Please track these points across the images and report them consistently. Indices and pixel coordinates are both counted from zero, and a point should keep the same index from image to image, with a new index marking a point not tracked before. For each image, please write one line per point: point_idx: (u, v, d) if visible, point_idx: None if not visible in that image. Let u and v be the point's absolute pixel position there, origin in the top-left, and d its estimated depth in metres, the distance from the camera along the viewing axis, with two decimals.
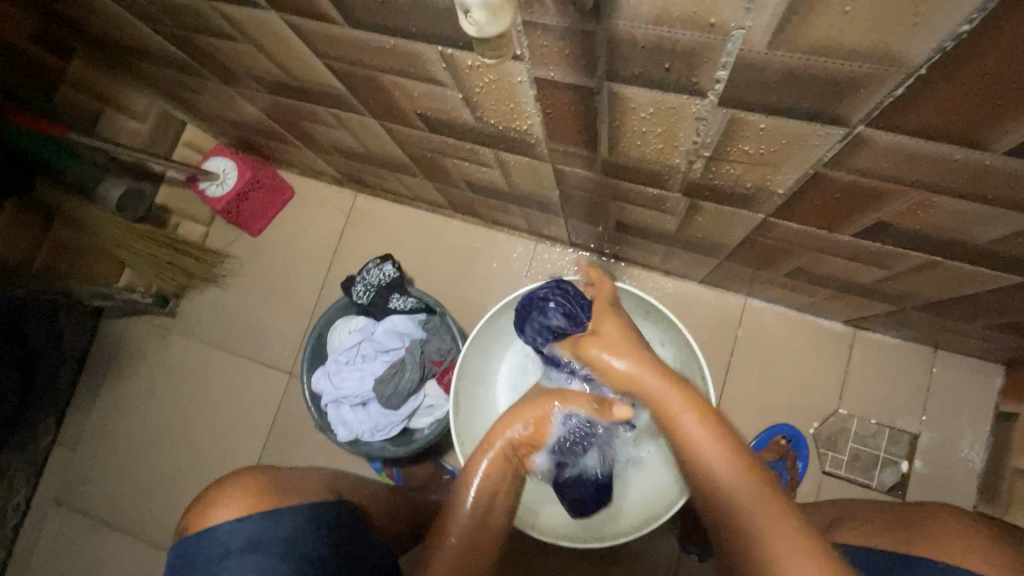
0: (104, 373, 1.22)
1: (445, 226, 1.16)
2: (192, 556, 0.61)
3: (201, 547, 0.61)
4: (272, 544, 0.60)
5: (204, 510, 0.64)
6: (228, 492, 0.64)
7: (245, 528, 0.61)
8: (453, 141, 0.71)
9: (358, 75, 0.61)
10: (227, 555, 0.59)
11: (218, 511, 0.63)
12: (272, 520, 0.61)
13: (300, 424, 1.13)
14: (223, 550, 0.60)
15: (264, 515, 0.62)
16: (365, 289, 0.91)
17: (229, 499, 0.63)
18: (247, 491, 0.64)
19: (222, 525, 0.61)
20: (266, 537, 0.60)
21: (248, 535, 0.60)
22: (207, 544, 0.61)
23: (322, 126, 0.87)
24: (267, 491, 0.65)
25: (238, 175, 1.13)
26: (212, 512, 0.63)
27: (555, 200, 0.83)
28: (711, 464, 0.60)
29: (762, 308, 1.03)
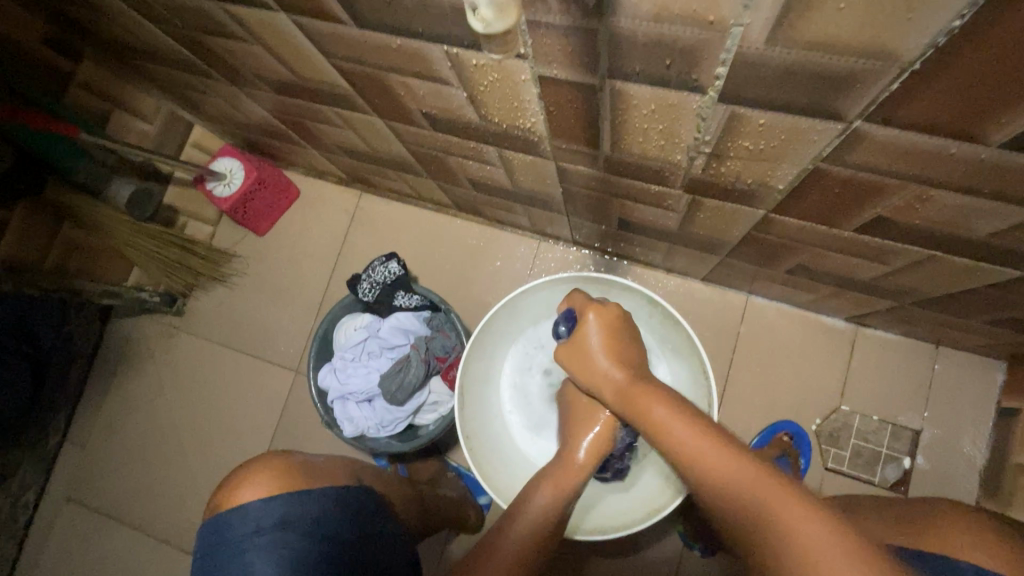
0: (113, 371, 1.23)
1: (449, 225, 1.17)
2: (220, 533, 0.61)
3: (230, 524, 0.61)
4: (302, 524, 0.61)
5: (226, 493, 0.65)
6: (255, 472, 0.65)
7: (275, 507, 0.62)
8: (457, 139, 0.72)
9: (364, 74, 0.62)
10: (257, 533, 0.60)
11: (246, 490, 0.63)
12: (303, 502, 0.63)
13: (306, 422, 1.14)
14: (254, 528, 0.61)
15: (294, 495, 0.63)
16: (371, 287, 0.91)
17: (256, 479, 0.64)
18: (273, 472, 0.65)
19: (251, 503, 0.62)
20: (298, 516, 0.62)
21: (275, 515, 0.61)
22: (237, 522, 0.61)
23: (328, 125, 0.88)
24: (295, 474, 0.66)
25: (245, 175, 1.14)
26: (240, 490, 0.63)
27: (558, 199, 0.84)
28: (685, 452, 0.56)
29: (764, 305, 1.04)
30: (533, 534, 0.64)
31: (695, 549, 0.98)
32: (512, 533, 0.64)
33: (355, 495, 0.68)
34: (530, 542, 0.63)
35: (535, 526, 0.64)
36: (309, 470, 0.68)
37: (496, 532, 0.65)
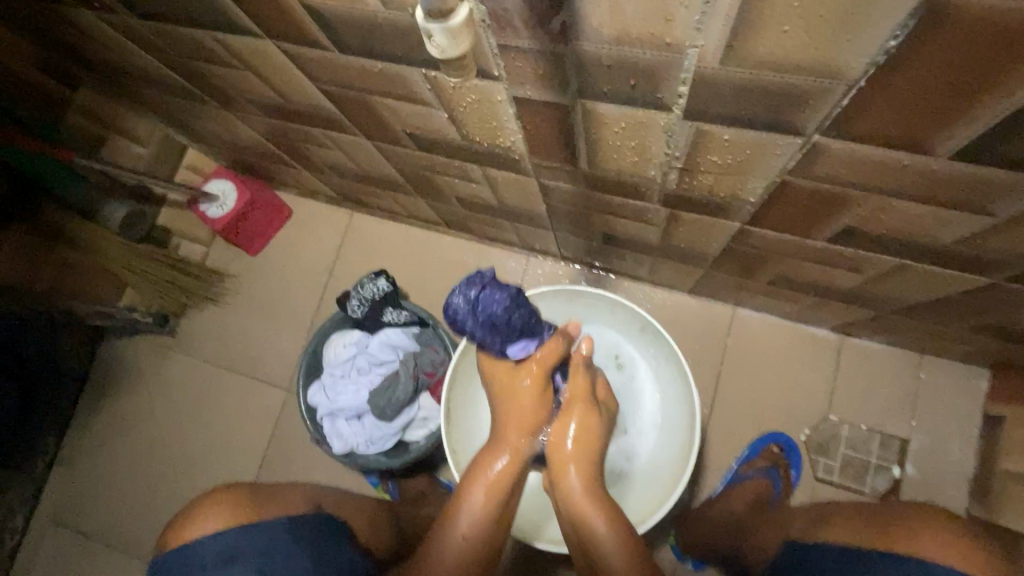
0: (104, 392, 1.23)
1: (439, 242, 1.19)
2: (168, 572, 0.62)
3: (177, 561, 0.62)
4: (249, 555, 0.61)
5: (183, 523, 0.65)
6: (205, 506, 0.65)
7: (223, 540, 0.62)
8: (442, 158, 0.74)
9: (350, 97, 0.65)
10: (200, 570, 0.60)
11: (191, 526, 0.64)
12: (250, 536, 0.63)
13: (297, 441, 1.14)
14: (198, 564, 0.61)
15: (240, 529, 0.63)
16: (359, 304, 0.92)
17: (201, 514, 0.64)
18: (223, 504, 0.66)
19: (198, 540, 0.62)
20: (242, 550, 0.62)
21: (221, 549, 0.62)
22: (184, 558, 0.62)
23: (318, 146, 0.90)
24: (241, 506, 0.66)
25: (237, 196, 1.15)
26: (185, 525, 0.64)
27: (543, 215, 0.86)
28: (604, 547, 0.67)
29: (749, 316, 1.05)
30: (495, 500, 0.71)
31: (686, 563, 0.99)
32: (473, 500, 0.70)
33: (309, 527, 0.68)
34: (492, 509, 0.70)
35: (493, 495, 0.71)
36: (261, 501, 0.68)
37: (459, 501, 0.71)
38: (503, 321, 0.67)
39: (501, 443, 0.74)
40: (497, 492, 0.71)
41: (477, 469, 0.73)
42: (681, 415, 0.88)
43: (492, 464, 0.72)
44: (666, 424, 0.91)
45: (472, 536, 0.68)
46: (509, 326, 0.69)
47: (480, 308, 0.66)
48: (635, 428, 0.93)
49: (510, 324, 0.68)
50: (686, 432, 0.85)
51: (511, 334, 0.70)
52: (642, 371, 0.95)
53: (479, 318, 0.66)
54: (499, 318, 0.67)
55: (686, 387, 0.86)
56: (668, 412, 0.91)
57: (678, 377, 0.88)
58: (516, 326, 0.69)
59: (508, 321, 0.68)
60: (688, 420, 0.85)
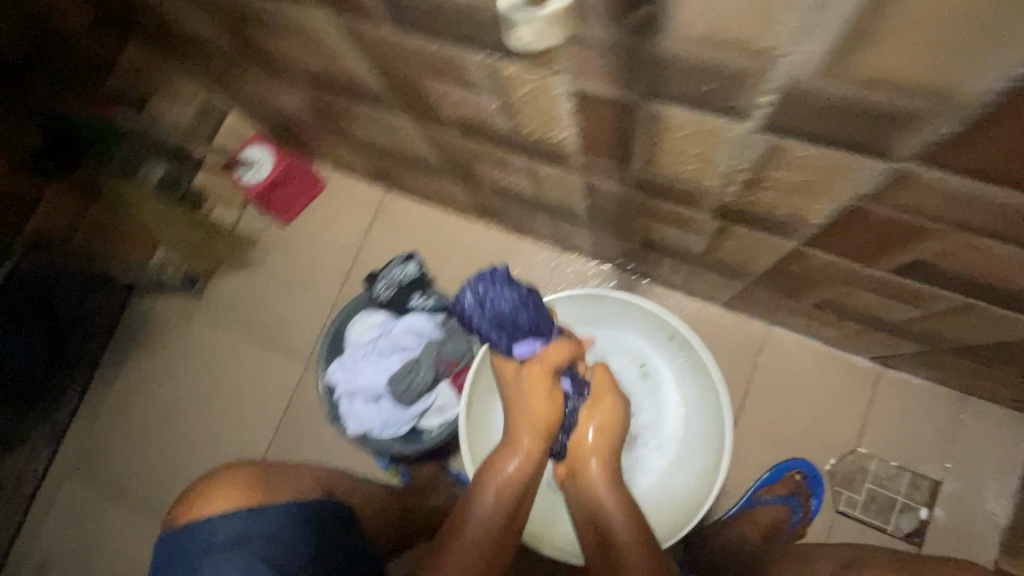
0: (130, 346, 1.26)
1: (470, 229, 1.17)
2: (178, 547, 0.63)
3: (188, 538, 0.62)
4: (256, 541, 0.61)
5: (196, 499, 0.65)
6: (221, 484, 0.66)
7: (233, 522, 0.62)
8: (486, 146, 0.72)
9: (399, 77, 0.62)
10: (209, 549, 0.61)
11: (204, 502, 0.64)
12: (259, 519, 0.63)
13: (312, 414, 1.15)
14: (207, 543, 0.61)
15: (250, 510, 0.63)
16: (387, 286, 0.90)
17: (217, 491, 0.65)
18: (237, 484, 0.66)
19: (209, 519, 0.63)
20: (251, 534, 0.62)
21: (230, 531, 0.62)
22: (194, 535, 0.62)
23: (359, 122, 0.88)
24: (254, 489, 0.66)
25: (274, 164, 1.15)
26: (201, 500, 0.65)
27: (583, 213, 0.83)
28: (625, 550, 0.66)
29: (784, 337, 1.01)
30: (507, 502, 0.68)
31: None
32: (483, 500, 0.68)
33: (321, 514, 0.68)
34: (502, 511, 0.68)
35: (503, 498, 0.68)
36: (277, 482, 0.68)
37: (470, 499, 0.69)
38: (510, 315, 0.66)
39: (513, 441, 0.71)
40: (511, 495, 0.69)
41: (488, 470, 0.70)
42: (708, 427, 0.85)
43: (505, 464, 0.70)
44: (687, 441, 0.89)
45: (480, 537, 0.66)
46: (516, 323, 0.67)
47: (487, 299, 0.65)
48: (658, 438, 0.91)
49: (519, 319, 0.67)
50: (711, 453, 0.82)
51: (519, 331, 0.68)
52: (667, 381, 0.92)
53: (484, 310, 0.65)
54: (506, 312, 0.66)
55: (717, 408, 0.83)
56: (691, 429, 0.88)
57: (707, 397, 0.86)
58: (525, 321, 0.68)
59: (516, 315, 0.66)
60: (714, 443, 0.82)
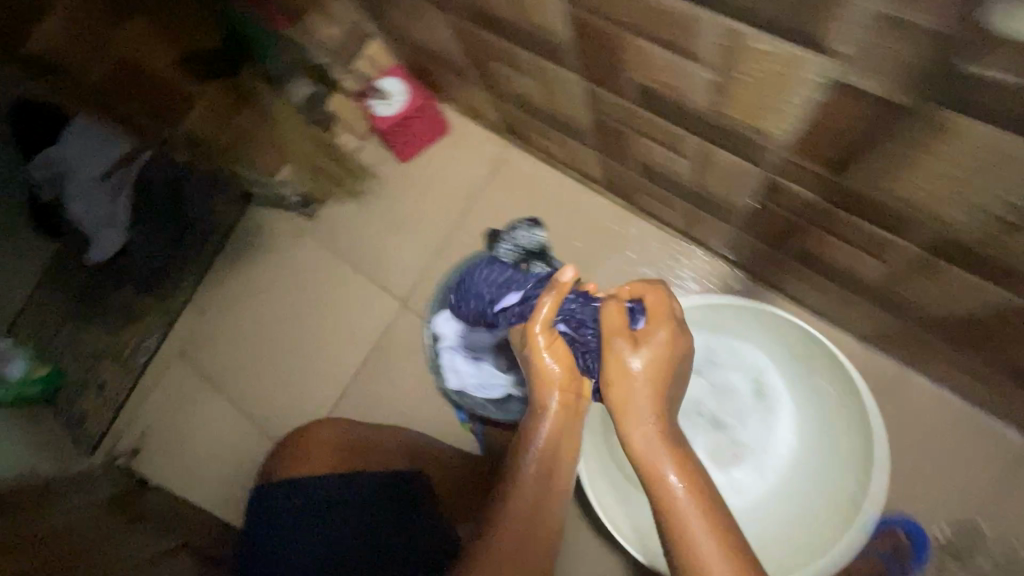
0: (241, 253, 1.32)
1: (589, 200, 1.12)
2: (266, 510, 0.78)
3: (280, 502, 0.78)
4: (338, 513, 0.77)
5: (295, 459, 0.83)
6: (313, 451, 0.83)
7: (323, 491, 0.78)
8: (659, 121, 0.66)
9: (595, 32, 0.57)
10: (301, 515, 0.77)
11: (308, 463, 0.82)
12: (339, 492, 0.78)
13: (400, 353, 1.17)
14: (298, 510, 0.77)
15: (336, 480, 0.79)
16: (510, 251, 0.87)
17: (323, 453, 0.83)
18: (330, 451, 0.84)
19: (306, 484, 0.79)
20: (333, 506, 0.77)
21: (319, 496, 0.78)
22: (286, 502, 0.78)
23: (512, 71, 0.84)
24: (357, 449, 0.85)
25: (407, 98, 1.13)
26: (302, 462, 0.82)
27: (738, 210, 0.76)
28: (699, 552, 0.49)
29: (919, 382, 0.91)
30: (551, 467, 0.64)
31: None
32: (524, 474, 0.64)
33: (390, 492, 0.80)
34: (549, 477, 0.64)
35: (544, 463, 0.64)
36: (370, 448, 0.86)
37: (512, 476, 0.65)
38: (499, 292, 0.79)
39: (540, 406, 0.65)
40: (553, 460, 0.65)
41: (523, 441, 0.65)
42: (838, 443, 0.76)
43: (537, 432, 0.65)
44: (796, 476, 0.81)
45: (530, 505, 0.63)
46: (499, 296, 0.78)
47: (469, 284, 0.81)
48: (772, 456, 0.84)
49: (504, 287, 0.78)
50: (841, 498, 0.73)
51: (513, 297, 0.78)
52: (783, 404, 0.85)
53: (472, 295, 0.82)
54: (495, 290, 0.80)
55: (859, 455, 0.72)
56: (808, 465, 0.80)
57: (842, 437, 0.75)
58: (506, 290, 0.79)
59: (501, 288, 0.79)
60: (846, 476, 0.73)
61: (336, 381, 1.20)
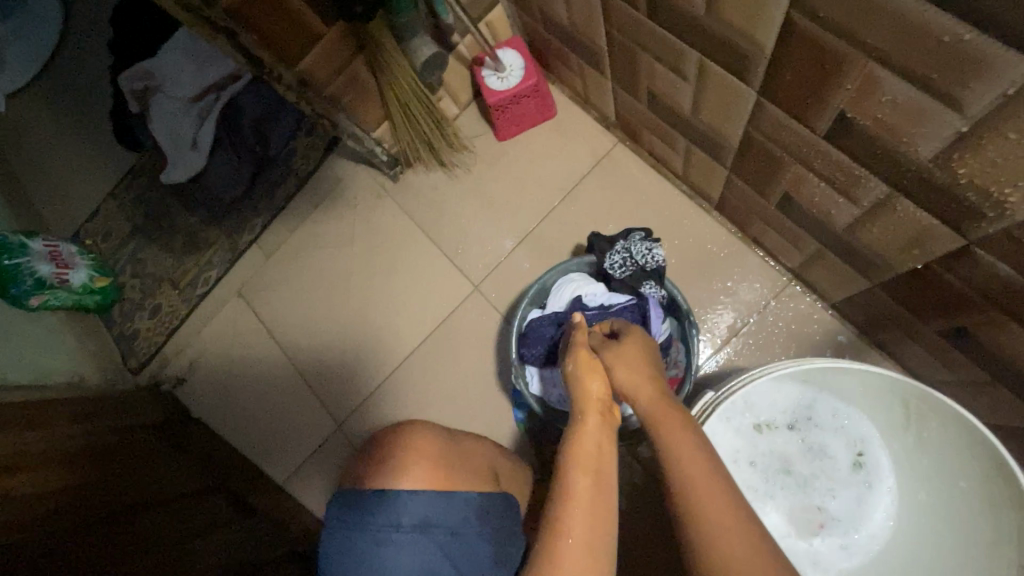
0: (316, 202, 1.28)
1: (693, 216, 1.05)
2: (355, 511, 0.65)
3: (373, 509, 0.65)
4: (439, 531, 0.64)
5: (388, 462, 0.69)
6: (406, 457, 0.69)
7: (421, 505, 0.65)
8: (842, 158, 0.58)
9: (820, 47, 0.49)
10: (396, 528, 0.63)
11: (399, 476, 0.67)
12: (445, 506, 0.65)
13: (464, 337, 1.13)
14: (394, 521, 0.64)
15: (437, 494, 0.65)
16: (622, 263, 0.81)
17: (414, 467, 0.68)
18: (426, 459, 0.69)
19: (403, 496, 0.65)
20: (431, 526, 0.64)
21: (416, 515, 0.64)
22: (380, 513, 0.64)
23: (663, 70, 0.76)
24: (454, 453, 0.71)
25: (523, 76, 1.04)
26: (393, 475, 0.67)
27: (888, 266, 0.69)
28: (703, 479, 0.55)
29: None
30: (603, 477, 0.58)
31: None
32: (578, 486, 0.57)
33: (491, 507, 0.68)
34: (604, 491, 0.57)
35: (596, 474, 0.58)
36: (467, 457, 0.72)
37: (564, 490, 0.57)
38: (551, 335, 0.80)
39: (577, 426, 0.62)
40: (604, 469, 0.59)
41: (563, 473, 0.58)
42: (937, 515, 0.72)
43: (580, 458, 0.58)
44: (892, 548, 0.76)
45: (591, 520, 0.55)
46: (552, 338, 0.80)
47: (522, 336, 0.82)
48: (864, 530, 0.78)
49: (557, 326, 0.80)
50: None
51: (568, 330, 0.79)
52: (886, 481, 0.78)
53: (526, 340, 0.82)
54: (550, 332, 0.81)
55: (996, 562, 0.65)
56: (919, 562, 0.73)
57: (963, 532, 0.69)
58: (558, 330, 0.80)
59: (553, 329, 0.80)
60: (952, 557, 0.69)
61: (394, 353, 1.16)
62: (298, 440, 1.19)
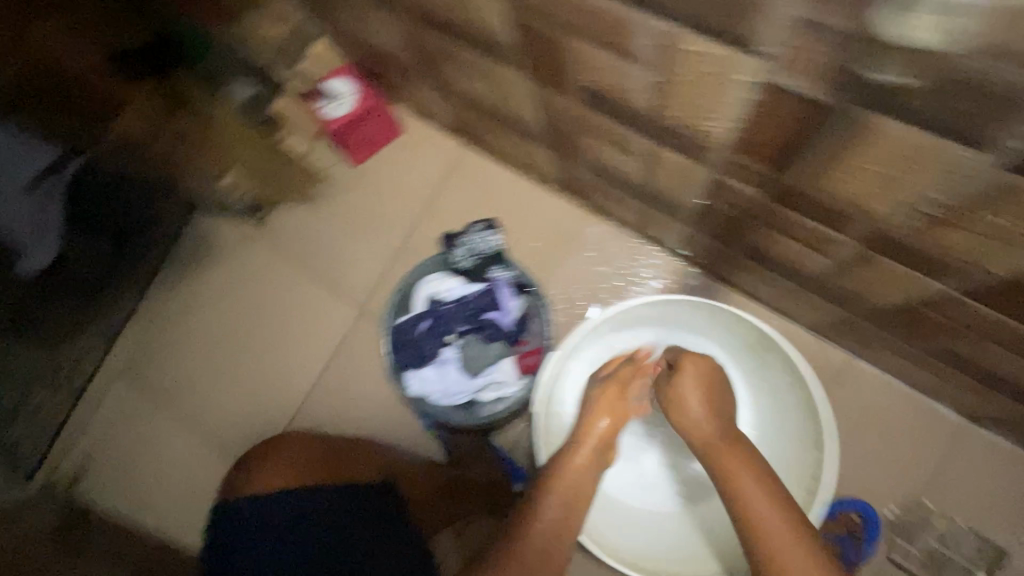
0: (187, 263, 1.25)
1: (546, 201, 1.12)
2: (229, 521, 0.77)
3: (242, 515, 0.77)
4: (300, 523, 0.76)
5: (257, 474, 0.82)
6: (271, 470, 0.82)
7: (281, 504, 0.77)
8: (606, 122, 0.66)
9: (537, 31, 0.55)
10: (261, 527, 0.75)
11: (271, 475, 0.82)
12: (304, 501, 0.78)
13: (359, 362, 1.14)
14: (259, 523, 0.76)
15: (296, 493, 0.79)
16: (468, 254, 0.87)
17: (277, 475, 0.81)
18: (289, 468, 0.83)
19: (264, 499, 0.78)
20: (296, 514, 0.77)
21: (277, 514, 0.76)
22: (248, 518, 0.76)
23: (461, 72, 0.83)
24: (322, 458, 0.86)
25: (356, 100, 1.11)
26: (265, 475, 0.82)
27: (687, 208, 0.77)
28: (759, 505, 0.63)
29: (867, 370, 0.95)
30: (588, 470, 0.74)
31: None
32: (567, 473, 0.73)
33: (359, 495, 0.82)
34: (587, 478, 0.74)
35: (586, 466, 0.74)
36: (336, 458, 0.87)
37: (552, 474, 0.74)
38: (420, 331, 0.85)
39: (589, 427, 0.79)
40: (590, 465, 0.75)
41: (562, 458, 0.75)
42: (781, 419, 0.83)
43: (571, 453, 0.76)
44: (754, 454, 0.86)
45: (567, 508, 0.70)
46: (423, 334, 0.85)
47: (395, 339, 0.86)
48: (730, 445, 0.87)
49: (425, 321, 0.85)
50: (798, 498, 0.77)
51: (434, 323, 0.85)
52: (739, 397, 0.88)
53: (398, 341, 0.85)
54: (419, 329, 0.85)
55: (809, 468, 0.78)
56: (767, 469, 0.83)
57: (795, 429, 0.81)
58: (425, 325, 0.85)
59: (422, 325, 0.85)
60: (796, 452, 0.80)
61: (293, 394, 1.15)
62: (212, 506, 1.15)
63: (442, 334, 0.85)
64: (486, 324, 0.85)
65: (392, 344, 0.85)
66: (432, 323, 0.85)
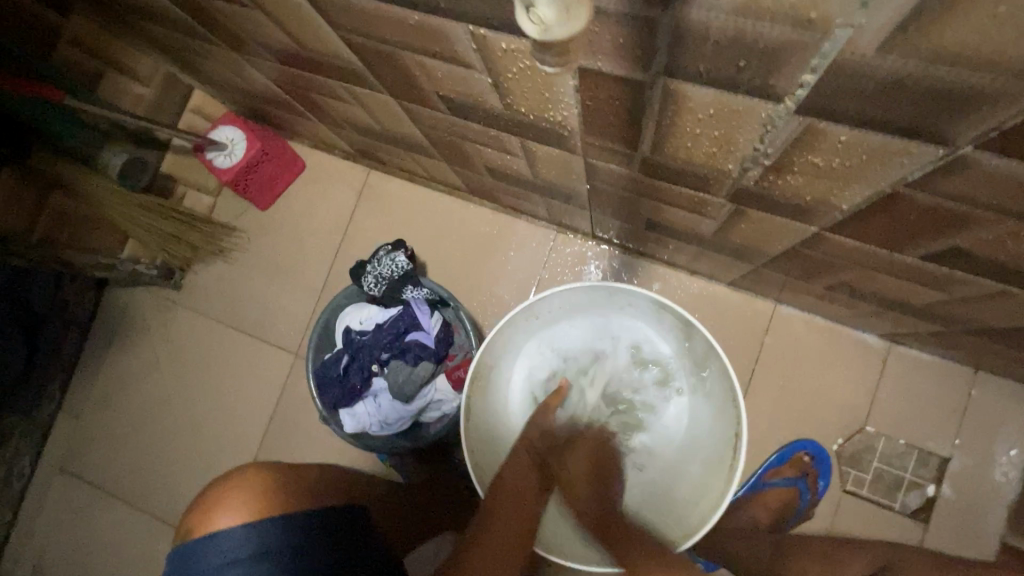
0: (109, 343, 1.19)
1: (460, 209, 1.11)
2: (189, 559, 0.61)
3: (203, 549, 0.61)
4: (283, 553, 0.60)
5: (211, 509, 0.64)
6: (230, 495, 0.64)
7: (253, 534, 0.60)
8: (476, 126, 0.66)
9: (376, 51, 0.55)
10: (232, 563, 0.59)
11: (231, 505, 0.63)
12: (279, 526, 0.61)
13: (305, 407, 1.11)
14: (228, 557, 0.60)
15: (270, 518, 0.61)
16: (377, 281, 0.87)
17: (237, 500, 0.63)
18: (252, 491, 0.64)
19: (226, 530, 0.61)
20: (280, 545, 0.60)
21: (251, 546, 0.60)
22: (212, 553, 0.60)
23: (335, 100, 0.81)
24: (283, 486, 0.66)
25: (248, 146, 1.09)
26: (224, 506, 0.63)
27: (581, 193, 0.78)
28: None
29: (792, 314, 0.98)
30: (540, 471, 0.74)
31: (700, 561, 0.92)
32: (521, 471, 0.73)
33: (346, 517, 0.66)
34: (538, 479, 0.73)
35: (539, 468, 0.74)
36: (303, 484, 0.68)
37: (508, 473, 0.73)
38: (343, 368, 0.84)
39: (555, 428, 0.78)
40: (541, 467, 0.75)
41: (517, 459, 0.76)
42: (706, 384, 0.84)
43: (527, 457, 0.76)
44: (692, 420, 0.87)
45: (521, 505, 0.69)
46: (346, 369, 0.84)
47: (320, 381, 0.85)
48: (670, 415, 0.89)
49: (345, 357, 0.84)
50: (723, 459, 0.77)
51: (355, 356, 0.84)
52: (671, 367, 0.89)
53: (324, 382, 0.84)
54: (342, 365, 0.84)
55: (727, 427, 0.79)
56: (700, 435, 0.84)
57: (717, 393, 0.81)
58: (347, 360, 0.84)
59: (343, 361, 0.84)
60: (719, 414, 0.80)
61: (243, 454, 1.12)
62: None
63: (366, 366, 0.84)
64: (407, 346, 0.83)
65: (319, 386, 0.84)
66: (352, 357, 0.84)
